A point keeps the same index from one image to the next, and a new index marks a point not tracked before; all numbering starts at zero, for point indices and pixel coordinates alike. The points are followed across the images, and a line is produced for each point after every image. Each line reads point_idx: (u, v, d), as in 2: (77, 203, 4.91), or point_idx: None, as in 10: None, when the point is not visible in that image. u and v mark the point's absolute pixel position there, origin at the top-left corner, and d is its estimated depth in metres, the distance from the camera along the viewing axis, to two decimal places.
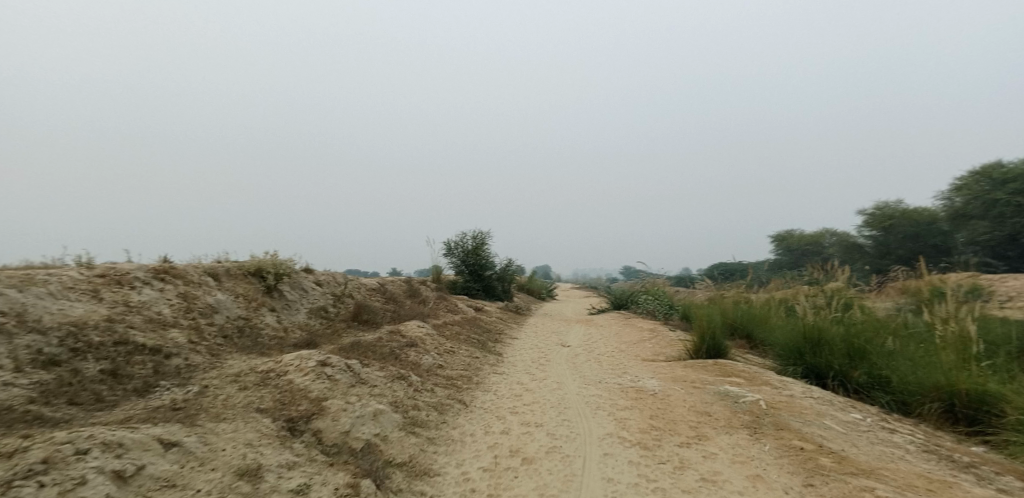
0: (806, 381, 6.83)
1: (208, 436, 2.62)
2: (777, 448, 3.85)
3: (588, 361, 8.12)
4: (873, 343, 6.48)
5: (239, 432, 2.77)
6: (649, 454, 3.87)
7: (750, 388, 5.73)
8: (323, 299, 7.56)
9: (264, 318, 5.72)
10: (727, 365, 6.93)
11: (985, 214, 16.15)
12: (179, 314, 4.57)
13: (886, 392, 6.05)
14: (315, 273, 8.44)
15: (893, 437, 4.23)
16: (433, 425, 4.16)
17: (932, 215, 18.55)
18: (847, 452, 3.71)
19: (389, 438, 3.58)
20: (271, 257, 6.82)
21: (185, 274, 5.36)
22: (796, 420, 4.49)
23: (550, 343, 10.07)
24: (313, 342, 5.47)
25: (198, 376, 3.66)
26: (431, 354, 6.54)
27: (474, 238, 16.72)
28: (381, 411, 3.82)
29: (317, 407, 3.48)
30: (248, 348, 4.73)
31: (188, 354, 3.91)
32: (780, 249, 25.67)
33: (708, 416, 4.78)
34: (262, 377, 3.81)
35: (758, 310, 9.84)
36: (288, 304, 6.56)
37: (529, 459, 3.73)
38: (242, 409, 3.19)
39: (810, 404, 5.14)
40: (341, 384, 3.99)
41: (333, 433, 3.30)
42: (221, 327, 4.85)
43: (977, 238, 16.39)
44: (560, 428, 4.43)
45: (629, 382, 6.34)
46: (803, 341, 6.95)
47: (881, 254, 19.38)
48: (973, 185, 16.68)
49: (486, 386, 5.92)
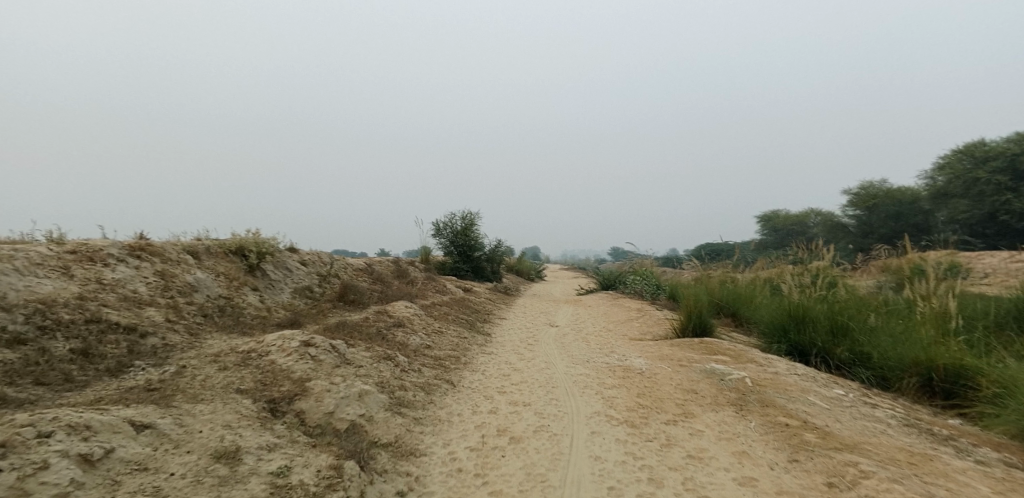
0: (790, 358, 6.90)
1: (184, 418, 2.53)
2: (763, 425, 3.89)
3: (577, 340, 8.13)
4: (855, 320, 6.56)
5: (217, 414, 2.68)
6: (637, 432, 3.88)
7: (736, 366, 5.78)
8: (308, 279, 7.42)
9: (247, 297, 5.59)
10: (714, 344, 6.98)
11: (965, 193, 16.39)
12: (156, 292, 4.42)
13: (867, 368, 6.14)
14: (300, 253, 8.27)
15: (876, 413, 4.29)
16: (420, 405, 4.11)
17: (914, 195, 18.78)
18: (831, 428, 3.75)
19: (374, 418, 3.53)
20: (253, 235, 6.64)
21: (163, 251, 5.18)
22: (781, 397, 4.53)
23: (539, 323, 10.08)
24: (297, 323, 5.36)
25: (176, 356, 3.54)
26: (418, 335, 6.48)
27: (463, 218, 16.57)
28: (366, 391, 3.76)
29: (300, 388, 3.40)
30: (229, 328, 4.61)
31: (166, 334, 3.79)
32: (766, 229, 25.91)
33: (694, 394, 4.81)
34: (243, 358, 3.71)
35: (744, 289, 9.92)
36: (272, 284, 6.42)
37: (516, 438, 3.71)
38: (222, 389, 3.10)
39: (795, 381, 5.20)
40: (326, 365, 3.91)
41: (317, 414, 3.23)
42: (201, 307, 4.71)
43: (956, 217, 16.67)
44: (548, 407, 4.42)
45: (617, 361, 6.36)
46: (788, 319, 7.01)
47: (865, 233, 19.65)
48: (955, 164, 16.86)
49: (474, 366, 5.89)
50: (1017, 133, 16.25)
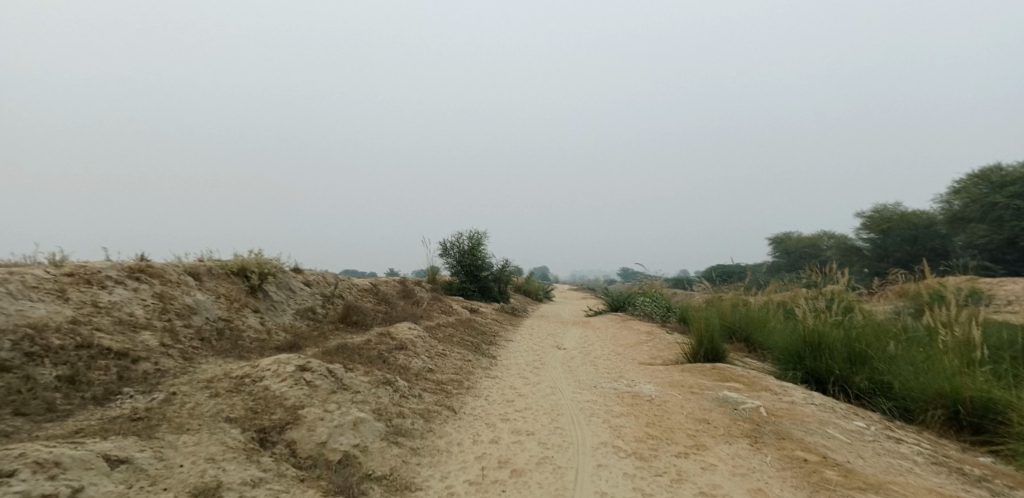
0: (806, 385, 6.63)
1: (164, 451, 2.41)
2: (779, 460, 3.66)
3: (584, 364, 7.92)
4: (874, 348, 6.30)
5: (201, 446, 2.56)
6: (646, 465, 3.68)
7: (750, 394, 5.54)
8: (311, 300, 7.35)
9: (246, 319, 5.51)
10: (726, 369, 6.75)
11: (983, 217, 16.03)
12: (152, 315, 4.35)
13: (888, 398, 5.86)
14: (304, 273, 8.22)
15: (901, 448, 4.04)
16: (418, 434, 3.95)
17: (930, 218, 18.43)
18: (854, 465, 3.52)
19: (369, 449, 3.38)
20: (256, 256, 6.60)
21: (163, 273, 5.15)
22: (798, 429, 4.30)
23: (546, 346, 9.86)
24: (296, 346, 5.26)
25: (166, 382, 3.44)
26: (421, 358, 6.33)
27: (470, 238, 16.51)
28: (362, 419, 3.62)
29: (292, 416, 3.27)
30: (225, 352, 4.51)
31: (158, 359, 3.70)
32: (778, 251, 25.52)
33: (706, 424, 4.58)
34: (236, 383, 3.60)
35: (757, 313, 9.65)
36: (273, 305, 6.34)
37: (518, 471, 3.52)
38: (210, 418, 2.98)
39: (812, 411, 4.95)
40: (321, 391, 3.78)
41: (308, 444, 3.09)
42: (198, 329, 4.63)
43: (975, 241, 16.28)
44: (552, 437, 4.23)
45: (625, 387, 6.14)
46: (803, 345, 6.77)
47: (879, 257, 19.23)
48: (971, 188, 16.55)
49: (477, 391, 5.71)
50: None
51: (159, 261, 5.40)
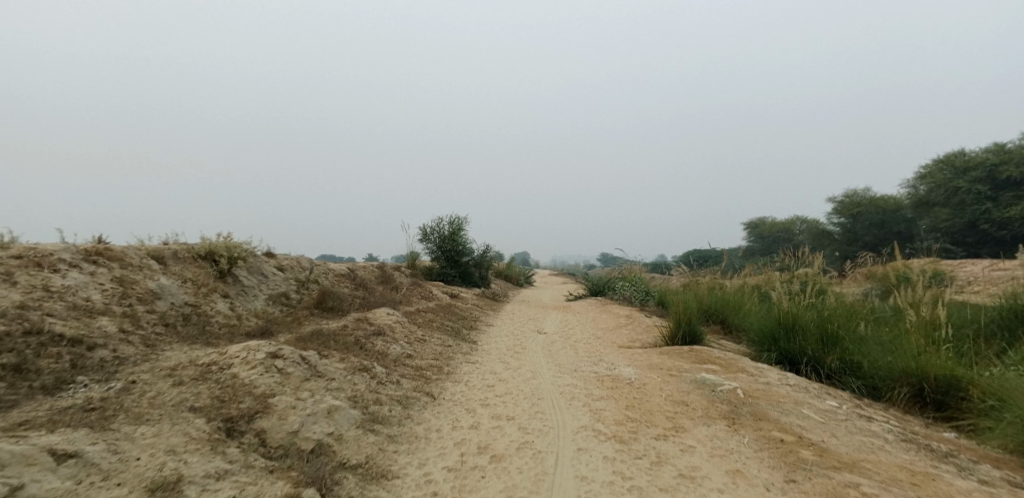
0: (780, 366, 6.76)
1: (120, 443, 2.25)
2: (757, 440, 3.71)
3: (564, 348, 7.92)
4: (845, 329, 6.44)
5: (160, 437, 2.41)
6: (626, 448, 3.67)
7: (727, 376, 5.61)
8: (285, 285, 7.12)
9: (215, 305, 5.28)
10: (703, 352, 6.83)
11: (947, 201, 16.56)
12: (112, 300, 4.11)
13: (858, 377, 6.01)
14: (277, 258, 7.95)
15: (872, 426, 4.14)
16: (395, 421, 3.85)
17: (897, 203, 18.99)
18: (828, 445, 3.59)
19: (344, 437, 3.28)
20: (225, 240, 6.33)
21: (124, 257, 4.88)
22: (774, 410, 4.37)
23: (526, 330, 9.84)
24: (269, 332, 5.08)
25: (126, 370, 3.25)
26: (399, 343, 6.21)
27: (450, 223, 16.32)
28: (336, 407, 3.50)
29: (262, 405, 3.13)
30: (192, 339, 4.31)
31: (118, 345, 3.49)
32: (753, 236, 26.03)
33: (685, 406, 4.62)
34: (202, 371, 3.43)
35: (733, 296, 9.80)
36: (244, 291, 6.11)
37: (497, 457, 3.47)
38: (172, 408, 2.82)
39: (787, 392, 5.04)
40: (294, 378, 3.65)
41: (279, 433, 2.98)
42: (162, 315, 4.41)
43: (938, 225, 16.85)
44: (533, 422, 4.19)
45: (606, 371, 6.15)
46: (777, 327, 6.87)
47: (849, 241, 19.78)
48: (937, 173, 17.06)
49: (457, 377, 5.64)
50: (996, 143, 16.49)
51: (119, 244, 5.11)
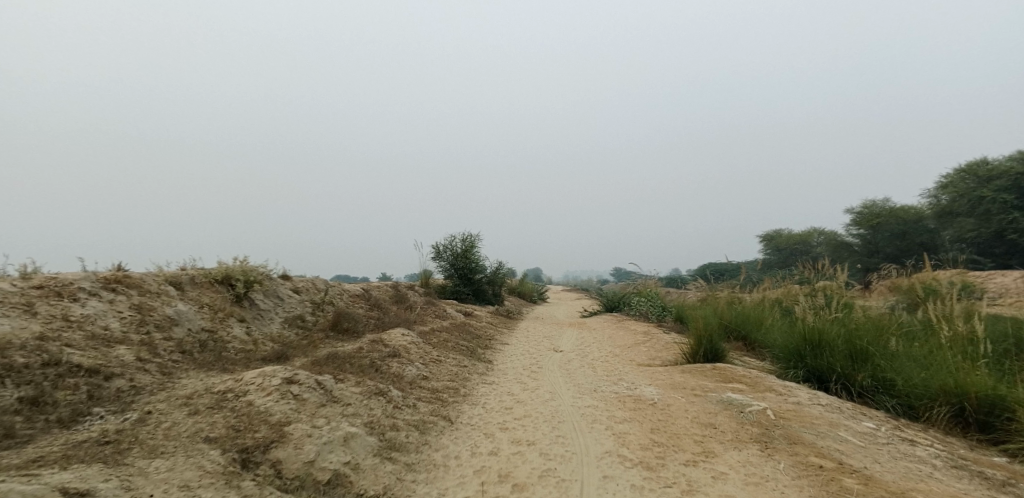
0: (807, 384, 6.47)
1: (133, 479, 2.18)
2: (794, 467, 3.50)
3: (582, 367, 7.73)
4: (875, 345, 6.17)
5: (174, 471, 2.34)
6: (654, 476, 3.49)
7: (754, 395, 5.39)
8: (300, 307, 7.10)
9: (231, 329, 5.26)
10: (727, 370, 6.60)
11: (971, 211, 16.09)
12: (129, 328, 4.10)
13: (892, 396, 5.72)
14: (292, 280, 7.96)
15: (916, 451, 3.90)
16: (413, 448, 3.73)
17: (918, 213, 18.52)
18: (871, 472, 3.38)
19: (361, 466, 3.17)
20: (241, 263, 6.34)
21: (142, 283, 4.89)
22: (809, 432, 4.15)
23: (542, 349, 9.66)
24: (284, 356, 5.03)
25: (142, 400, 3.20)
26: (415, 365, 6.11)
27: (463, 241, 16.32)
28: (352, 435, 3.41)
29: (277, 434, 3.04)
30: (208, 365, 4.27)
31: (134, 374, 3.45)
32: (769, 249, 25.56)
33: (713, 429, 4.42)
34: (218, 400, 3.36)
35: (754, 311, 9.52)
36: (260, 314, 6.09)
37: (519, 486, 3.32)
38: (187, 439, 2.75)
39: (820, 412, 4.81)
40: (309, 404, 3.57)
41: (295, 464, 2.88)
42: (179, 342, 4.39)
43: (963, 236, 16.33)
44: (555, 447, 4.03)
45: (626, 391, 5.96)
46: (803, 343, 6.60)
47: (870, 252, 19.28)
48: (958, 182, 16.62)
49: (474, 399, 5.50)
50: (1019, 151, 16.06)
51: (138, 270, 5.14)
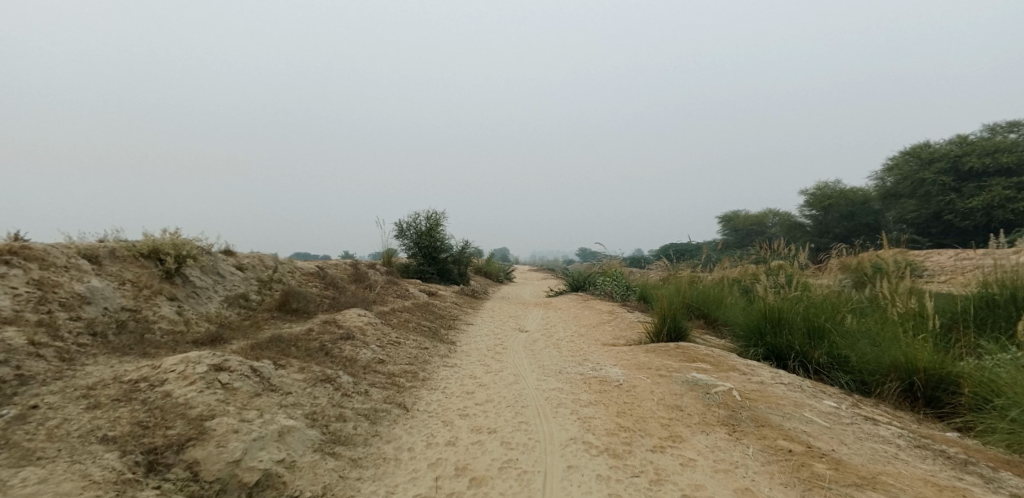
0: (767, 362, 6.45)
1: None
2: (763, 452, 3.39)
3: (547, 348, 7.54)
4: (832, 322, 6.17)
5: (47, 484, 1.95)
6: (621, 465, 3.29)
7: (719, 375, 5.31)
8: (244, 285, 6.53)
9: (159, 309, 4.70)
10: (691, 349, 6.52)
11: (913, 193, 16.82)
12: (24, 307, 3.51)
13: (846, 372, 5.72)
14: (237, 256, 7.33)
15: (880, 431, 3.90)
16: (361, 442, 3.38)
17: (865, 195, 19.26)
18: (840, 456, 3.30)
19: (298, 465, 2.79)
20: (171, 236, 5.68)
21: (46, 256, 4.25)
22: (775, 414, 4.08)
23: (507, 329, 9.44)
24: (220, 338, 4.53)
25: (29, 392, 2.70)
26: (370, 347, 5.72)
27: (427, 218, 15.77)
28: (289, 428, 3.01)
29: (195, 430, 2.61)
30: (125, 349, 3.75)
31: (23, 361, 2.92)
32: (728, 230, 26.19)
33: (680, 411, 4.28)
34: (127, 390, 2.89)
35: (716, 290, 9.56)
36: (195, 292, 5.52)
37: (478, 480, 3.04)
38: (76, 440, 2.31)
39: (783, 392, 4.77)
40: (240, 394, 3.14)
41: (216, 464, 2.48)
42: (89, 323, 3.82)
43: (905, 217, 17.08)
44: (516, 435, 3.78)
45: (592, 372, 5.78)
46: (764, 321, 6.55)
47: (821, 233, 19.97)
48: (903, 165, 17.15)
49: (433, 383, 5.19)
50: (958, 136, 16.79)
51: (42, 242, 4.46)
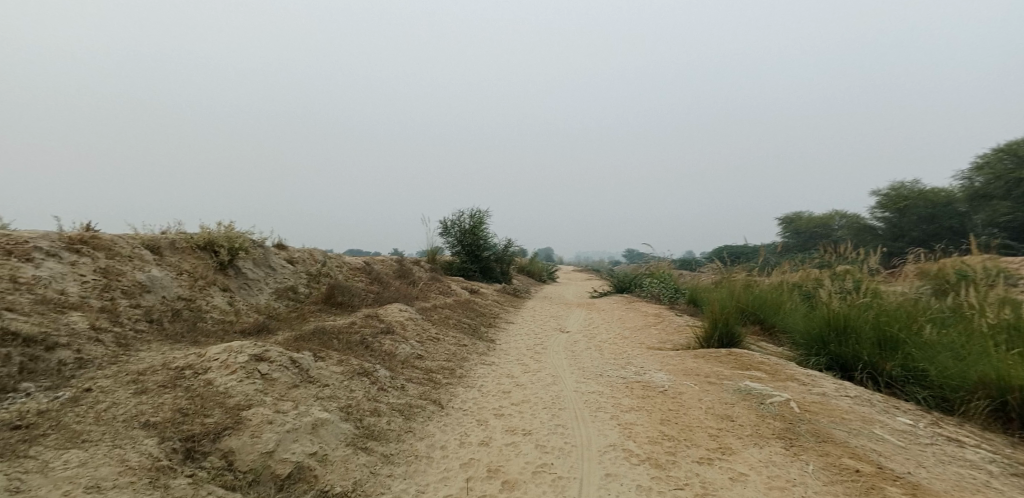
0: (830, 373, 5.91)
1: (19, 484, 1.84)
2: (825, 471, 3.06)
3: (589, 349, 7.32)
4: (907, 332, 5.56)
5: (86, 467, 2.02)
6: (663, 476, 3.07)
7: (775, 384, 4.91)
8: (293, 278, 6.76)
9: (212, 299, 4.91)
10: (744, 355, 6.10)
11: (1007, 195, 15.03)
12: (89, 293, 3.75)
13: (924, 388, 5.12)
14: (288, 250, 7.61)
15: (966, 454, 3.44)
16: (394, 438, 3.35)
17: (948, 196, 17.48)
18: (917, 480, 2.92)
19: (330, 458, 2.78)
20: (226, 229, 5.95)
21: (113, 246, 4.53)
22: (840, 429, 3.69)
23: (548, 328, 9.27)
24: (266, 329, 4.68)
25: (85, 375, 2.85)
26: (410, 343, 5.74)
27: (472, 217, 15.86)
28: (323, 421, 3.02)
29: (232, 419, 2.66)
30: (177, 337, 3.93)
31: (83, 345, 3.09)
32: (787, 232, 24.66)
33: (730, 422, 3.97)
34: (173, 377, 2.99)
35: (773, 294, 8.94)
36: (247, 284, 5.76)
37: (510, 484, 2.92)
38: (120, 425, 2.39)
39: (849, 406, 4.33)
40: (279, 385, 3.19)
41: (250, 455, 2.50)
42: (147, 310, 4.03)
43: (996, 220, 15.12)
44: (552, 438, 3.63)
45: (635, 376, 5.52)
46: (827, 329, 6.02)
47: (894, 236, 18.33)
48: (996, 163, 15.53)
49: (470, 381, 5.13)
50: None
51: (110, 233, 4.77)
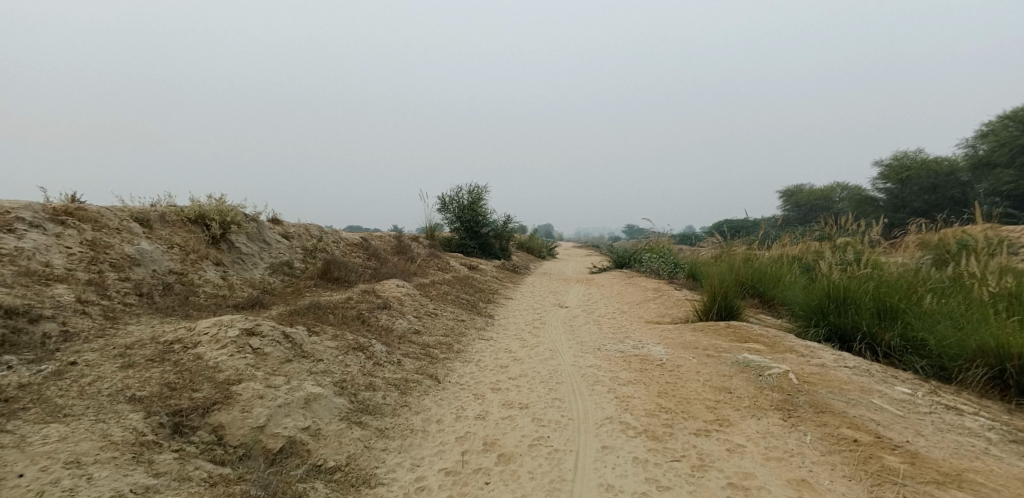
0: (829, 344, 5.89)
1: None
2: (824, 441, 3.04)
3: (587, 324, 7.29)
4: (907, 302, 5.51)
5: (66, 442, 1.98)
6: (660, 447, 3.05)
7: (774, 356, 4.88)
8: (289, 253, 6.68)
9: (204, 273, 4.84)
10: (743, 328, 6.07)
11: (1011, 162, 14.75)
12: (76, 265, 3.67)
13: (922, 357, 5.10)
14: (283, 225, 7.50)
15: (965, 422, 3.41)
16: (389, 412, 3.32)
17: (952, 165, 17.21)
18: (916, 448, 2.90)
19: (323, 433, 2.75)
20: (217, 203, 5.83)
21: (100, 219, 4.43)
22: (838, 399, 3.67)
23: (547, 304, 9.24)
24: (260, 303, 4.62)
25: (71, 348, 2.80)
26: (406, 317, 5.70)
27: (470, 192, 15.69)
28: (317, 396, 2.98)
29: (221, 394, 2.61)
30: (168, 310, 3.87)
31: (69, 317, 3.03)
32: (788, 205, 24.46)
33: (728, 394, 3.95)
34: (162, 351, 2.94)
35: (772, 267, 8.88)
36: (241, 258, 5.68)
37: (506, 456, 2.90)
38: (105, 399, 2.34)
39: (848, 376, 4.31)
40: (271, 360, 3.14)
41: (241, 429, 2.47)
42: (137, 284, 3.96)
43: (999, 189, 14.99)
44: (549, 412, 3.61)
45: (633, 350, 5.50)
46: (826, 300, 5.98)
47: (896, 207, 18.17)
48: (1000, 131, 15.30)
49: (467, 356, 5.10)
50: None
51: (97, 205, 4.66)
